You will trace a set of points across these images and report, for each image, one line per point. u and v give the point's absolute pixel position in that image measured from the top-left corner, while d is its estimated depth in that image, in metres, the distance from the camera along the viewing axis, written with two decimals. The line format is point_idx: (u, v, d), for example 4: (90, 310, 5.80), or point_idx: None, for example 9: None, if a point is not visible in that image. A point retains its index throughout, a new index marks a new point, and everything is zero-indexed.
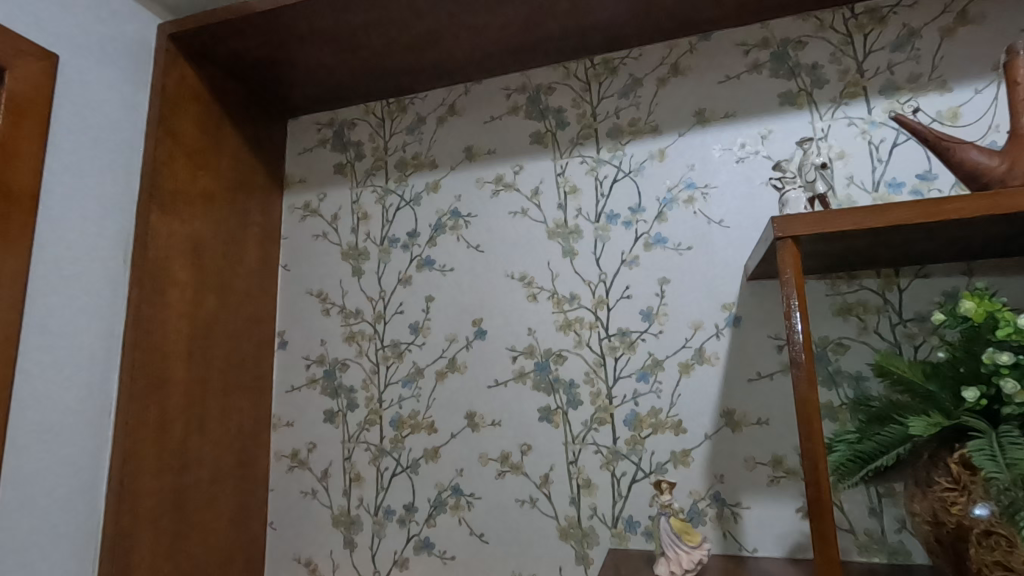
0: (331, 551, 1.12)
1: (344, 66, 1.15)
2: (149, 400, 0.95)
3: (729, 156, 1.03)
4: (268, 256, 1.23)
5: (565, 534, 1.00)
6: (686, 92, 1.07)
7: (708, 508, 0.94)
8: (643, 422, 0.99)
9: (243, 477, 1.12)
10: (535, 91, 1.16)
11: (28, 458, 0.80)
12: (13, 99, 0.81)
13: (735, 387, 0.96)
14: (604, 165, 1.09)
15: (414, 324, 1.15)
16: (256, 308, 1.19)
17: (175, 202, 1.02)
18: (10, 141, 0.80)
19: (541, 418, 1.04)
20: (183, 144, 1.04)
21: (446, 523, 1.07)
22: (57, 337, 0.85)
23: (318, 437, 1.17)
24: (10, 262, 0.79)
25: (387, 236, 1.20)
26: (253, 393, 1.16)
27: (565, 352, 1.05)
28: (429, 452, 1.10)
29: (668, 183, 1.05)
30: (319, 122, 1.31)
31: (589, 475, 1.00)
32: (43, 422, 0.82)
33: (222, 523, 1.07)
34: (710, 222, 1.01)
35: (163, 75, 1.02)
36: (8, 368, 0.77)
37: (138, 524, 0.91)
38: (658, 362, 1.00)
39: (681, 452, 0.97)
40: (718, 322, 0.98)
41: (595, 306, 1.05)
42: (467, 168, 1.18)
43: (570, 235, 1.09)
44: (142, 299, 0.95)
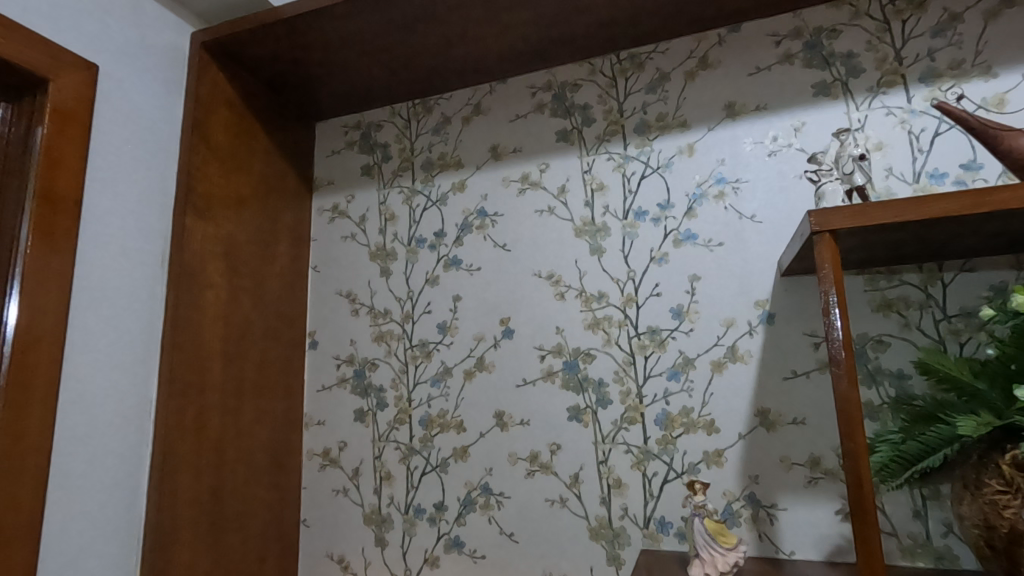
0: (362, 549, 1.14)
1: (371, 69, 1.17)
2: (188, 400, 0.97)
3: (760, 150, 1.00)
4: (298, 258, 1.26)
5: (596, 534, 0.99)
6: (715, 85, 1.05)
7: (743, 509, 0.92)
8: (674, 421, 0.98)
9: (277, 475, 1.14)
10: (561, 88, 1.16)
11: (74, 456, 0.83)
12: (57, 109, 0.83)
13: (770, 385, 0.94)
14: (631, 161, 1.08)
15: (441, 323, 1.16)
16: (287, 309, 1.21)
17: (210, 206, 1.04)
18: (55, 149, 0.82)
19: (570, 417, 1.03)
20: (216, 149, 1.07)
21: (476, 522, 1.07)
22: (100, 338, 0.88)
23: (348, 436, 1.18)
24: (56, 265, 0.81)
25: (414, 236, 1.21)
26: (286, 392, 1.18)
27: (594, 351, 1.04)
28: (457, 451, 1.10)
29: (697, 178, 1.03)
30: (346, 125, 1.33)
31: (620, 474, 0.99)
32: (87, 420, 0.85)
33: (258, 521, 1.09)
34: (741, 217, 0.99)
35: (197, 82, 1.05)
36: (55, 368, 0.80)
37: (179, 522, 0.93)
38: (689, 361, 0.98)
39: (714, 452, 0.95)
40: (751, 319, 0.96)
41: (624, 304, 1.04)
42: (493, 167, 1.18)
43: (597, 233, 1.08)
44: (180, 302, 0.97)
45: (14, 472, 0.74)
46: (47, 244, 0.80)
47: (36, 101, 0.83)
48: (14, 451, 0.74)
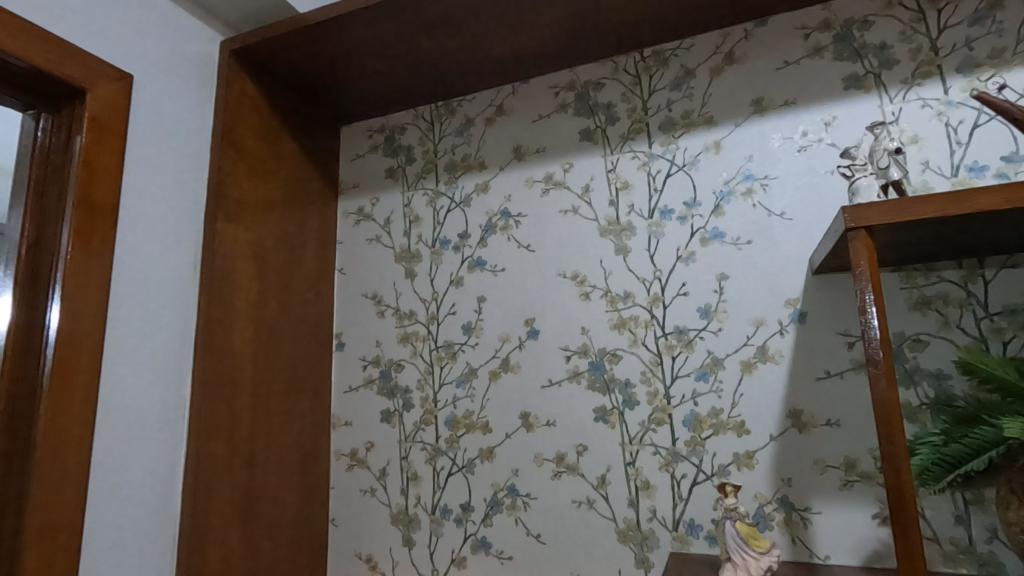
0: (390, 548, 1.15)
1: (395, 72, 1.18)
2: (220, 401, 0.99)
3: (790, 145, 0.98)
4: (325, 261, 1.27)
5: (624, 536, 0.98)
6: (742, 81, 1.03)
7: (775, 512, 0.90)
8: (703, 422, 0.96)
9: (306, 475, 1.16)
10: (584, 87, 1.15)
11: (113, 455, 0.85)
12: (94, 118, 0.86)
13: (802, 386, 0.92)
14: (656, 159, 1.07)
15: (466, 324, 1.16)
16: (315, 311, 1.23)
17: (240, 210, 1.06)
18: (93, 157, 0.85)
19: (596, 418, 1.03)
20: (245, 154, 1.09)
21: (503, 523, 1.07)
22: (136, 341, 0.90)
23: (375, 437, 1.20)
24: (94, 270, 0.84)
25: (439, 238, 1.22)
26: (314, 393, 1.20)
27: (620, 351, 1.03)
28: (483, 452, 1.10)
29: (725, 175, 1.02)
30: (370, 128, 1.34)
31: (648, 476, 0.98)
32: (125, 421, 0.87)
33: (288, 520, 1.10)
34: (771, 215, 0.97)
35: (226, 90, 1.07)
36: (95, 370, 0.82)
37: (213, 521, 0.95)
38: (718, 361, 0.97)
39: (745, 454, 0.93)
40: (782, 319, 0.94)
41: (650, 304, 1.03)
42: (516, 168, 1.18)
43: (622, 232, 1.07)
44: (212, 305, 0.99)
45: (58, 471, 0.77)
46: (87, 249, 0.83)
47: (75, 111, 0.86)
48: (57, 450, 0.77)
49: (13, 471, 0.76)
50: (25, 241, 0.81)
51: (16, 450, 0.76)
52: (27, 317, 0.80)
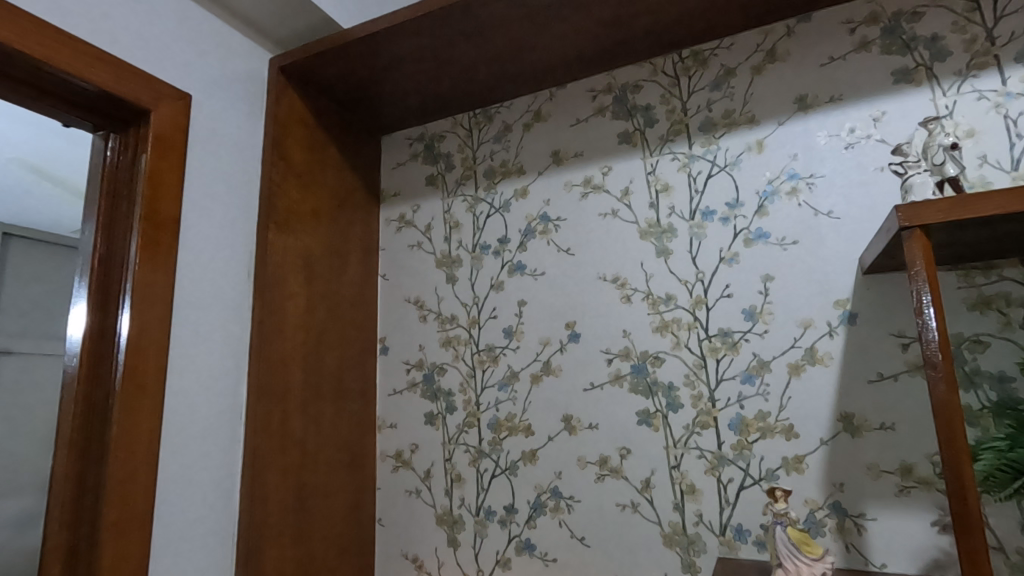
0: (435, 549, 1.17)
1: (435, 81, 1.20)
2: (274, 403, 1.03)
3: (836, 142, 0.96)
4: (369, 267, 1.31)
5: (670, 541, 0.97)
6: (785, 78, 1.02)
7: (827, 518, 0.88)
8: (750, 426, 0.95)
9: (354, 476, 1.20)
10: (621, 90, 1.15)
11: (178, 455, 0.89)
12: (158, 136, 0.91)
13: (854, 389, 0.90)
14: (697, 160, 1.06)
15: (507, 328, 1.17)
16: (360, 316, 1.26)
17: (289, 220, 1.11)
18: (157, 173, 0.90)
19: (640, 421, 1.02)
20: (293, 166, 1.13)
21: (547, 525, 1.07)
22: (197, 347, 0.95)
23: (420, 439, 1.22)
24: (160, 280, 0.88)
25: (478, 243, 1.24)
26: (360, 396, 1.24)
27: (663, 354, 1.03)
28: (526, 455, 1.11)
29: (768, 175, 1.00)
30: (410, 137, 1.38)
31: (693, 480, 0.97)
32: (189, 424, 0.92)
33: (337, 519, 1.14)
34: (817, 214, 0.96)
35: (276, 105, 1.12)
36: (161, 375, 0.87)
37: (269, 518, 0.99)
38: (764, 364, 0.95)
39: (794, 458, 0.91)
40: (831, 320, 0.92)
41: (693, 307, 1.02)
42: (555, 172, 1.19)
43: (663, 234, 1.07)
44: (265, 312, 1.04)
45: (130, 470, 0.81)
46: (153, 261, 0.88)
47: (141, 130, 0.91)
48: (129, 451, 0.81)
49: (90, 470, 0.81)
50: (98, 254, 0.87)
51: (93, 451, 0.81)
52: (102, 326, 0.85)
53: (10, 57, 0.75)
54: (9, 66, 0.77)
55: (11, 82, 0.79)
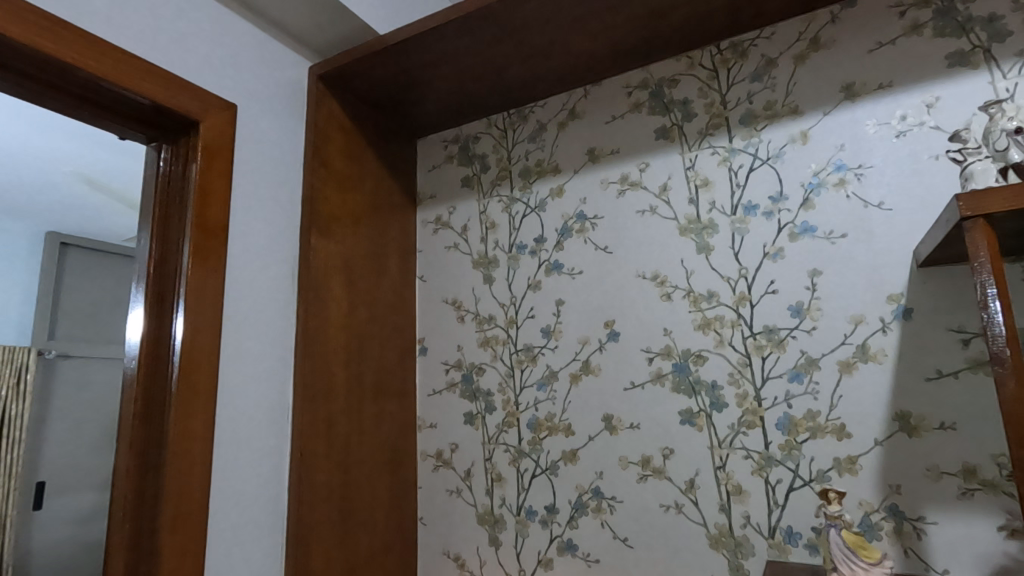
0: (477, 548, 1.17)
1: (470, 83, 1.21)
2: (319, 403, 1.05)
3: (886, 131, 0.93)
4: (407, 269, 1.33)
5: (716, 542, 0.95)
6: (831, 67, 0.98)
7: (884, 521, 0.85)
8: (799, 425, 0.92)
9: (396, 474, 1.21)
10: (658, 85, 1.14)
11: (231, 454, 0.92)
12: (207, 146, 0.94)
13: (909, 388, 0.86)
14: (738, 154, 1.04)
15: (545, 327, 1.17)
16: (399, 317, 1.28)
17: (331, 225, 1.13)
18: (207, 181, 0.93)
19: (682, 421, 1.01)
20: (333, 172, 1.16)
21: (589, 525, 1.06)
22: (246, 349, 0.97)
23: (460, 438, 1.23)
24: (211, 284, 0.91)
25: (515, 243, 1.24)
26: (400, 395, 1.25)
27: (705, 352, 1.01)
28: (567, 455, 1.11)
29: (814, 166, 0.97)
30: (445, 139, 1.40)
31: (740, 481, 0.95)
32: (239, 423, 0.94)
33: (381, 516, 1.16)
34: (867, 205, 0.92)
35: (316, 112, 1.15)
36: (213, 376, 0.90)
37: (316, 515, 1.02)
38: (813, 361, 0.93)
39: (847, 459, 0.88)
40: (884, 315, 0.89)
41: (736, 304, 1.00)
42: (591, 170, 1.18)
43: (703, 231, 1.05)
44: (309, 314, 1.06)
45: (186, 470, 0.84)
46: (204, 266, 0.90)
47: (190, 140, 0.94)
48: (185, 452, 0.84)
49: (148, 470, 0.84)
50: (153, 261, 0.90)
51: (151, 451, 0.84)
52: (157, 330, 0.88)
53: (70, 75, 0.78)
54: (69, 84, 0.80)
55: (71, 99, 0.82)
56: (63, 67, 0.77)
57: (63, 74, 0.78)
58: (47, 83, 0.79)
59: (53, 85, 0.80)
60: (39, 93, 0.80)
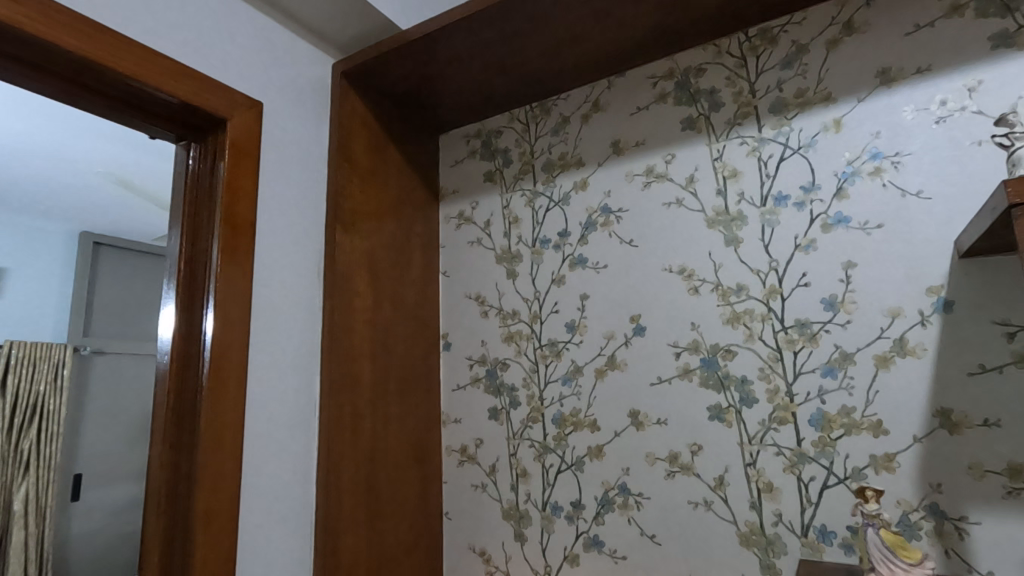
0: (503, 543, 1.17)
1: (493, 77, 1.20)
2: (345, 398, 1.06)
3: (925, 117, 0.89)
4: (430, 264, 1.34)
5: (747, 540, 0.93)
6: (865, 51, 0.95)
7: (923, 521, 0.82)
8: (833, 421, 0.90)
9: (422, 469, 1.22)
10: (684, 75, 1.12)
11: (260, 448, 0.93)
12: (235, 144, 0.95)
13: (951, 383, 0.83)
14: (768, 144, 1.01)
15: (570, 322, 1.16)
16: (423, 312, 1.29)
17: (355, 221, 1.14)
18: (235, 179, 0.94)
19: (711, 417, 0.99)
20: (357, 168, 1.17)
21: (615, 522, 1.05)
22: (275, 345, 0.98)
23: (484, 433, 1.23)
24: (240, 281, 0.92)
25: (538, 238, 1.23)
26: (425, 390, 1.26)
27: (735, 347, 0.99)
28: (592, 450, 1.10)
29: (847, 155, 0.94)
30: (467, 135, 1.40)
31: (771, 478, 0.93)
32: (268, 418, 0.95)
33: (407, 510, 1.16)
34: (905, 194, 0.89)
35: (340, 109, 1.15)
36: (243, 372, 0.91)
37: (343, 508, 1.02)
38: (848, 356, 0.90)
39: (884, 456, 0.86)
40: (923, 308, 0.86)
41: (766, 297, 0.97)
42: (615, 163, 1.16)
43: (732, 223, 1.02)
44: (335, 309, 1.07)
45: (218, 464, 0.85)
46: (232, 263, 0.91)
47: (218, 139, 0.95)
48: (217, 445, 0.85)
49: (181, 464, 0.85)
50: (183, 258, 0.92)
51: (184, 445, 0.86)
52: (188, 326, 0.90)
53: (101, 75, 0.80)
54: (101, 85, 0.82)
55: (102, 99, 0.84)
56: (96, 67, 0.78)
57: (95, 74, 0.79)
58: (80, 84, 0.81)
59: (85, 85, 0.81)
60: (73, 93, 0.81)
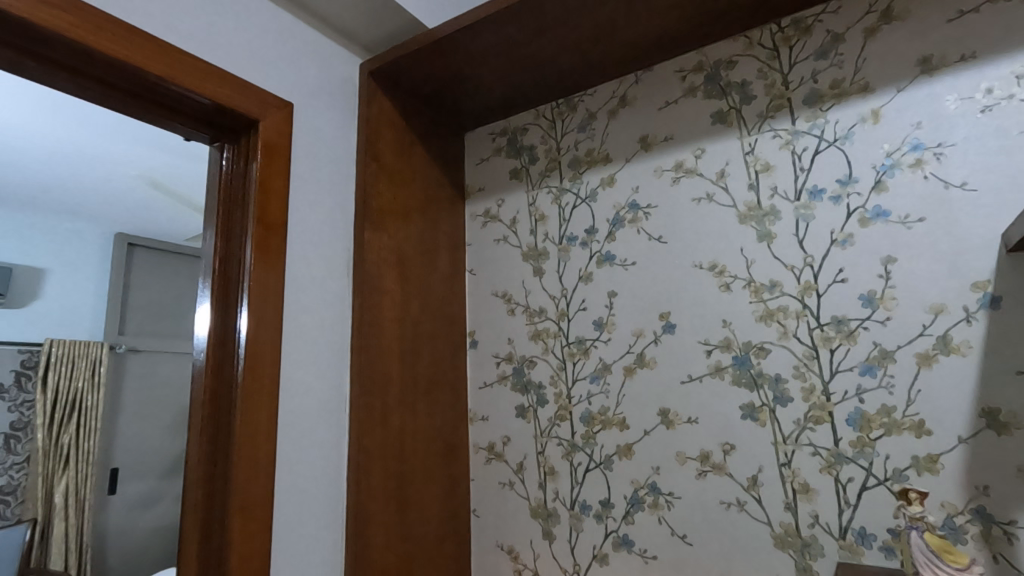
0: (531, 541, 1.17)
1: (519, 74, 1.20)
2: (375, 395, 1.07)
3: (969, 106, 0.86)
4: (457, 262, 1.34)
5: (782, 542, 0.91)
6: (904, 40, 0.92)
7: (969, 525, 0.79)
8: (872, 421, 0.87)
9: (449, 466, 1.23)
10: (714, 68, 1.10)
11: (293, 444, 0.94)
12: (267, 144, 0.96)
13: (999, 382, 0.80)
14: (802, 136, 0.99)
15: (598, 320, 1.15)
16: (450, 310, 1.29)
17: (384, 219, 1.15)
18: (267, 179, 0.95)
19: (744, 416, 0.97)
20: (385, 166, 1.17)
21: (645, 521, 1.04)
22: (307, 342, 1.00)
23: (512, 431, 1.23)
24: (273, 280, 0.94)
25: (566, 235, 1.22)
26: (452, 388, 1.26)
27: (768, 344, 0.96)
28: (621, 449, 1.09)
29: (886, 147, 0.92)
30: (493, 132, 1.40)
31: (807, 479, 0.91)
32: (300, 414, 0.97)
33: (436, 506, 1.17)
34: (948, 186, 0.86)
35: (367, 108, 1.16)
36: (276, 369, 0.92)
37: (373, 505, 1.03)
38: (887, 354, 0.87)
39: (926, 457, 0.83)
40: (969, 304, 0.83)
41: (801, 293, 0.95)
42: (643, 158, 1.15)
43: (765, 218, 1.00)
44: (364, 307, 1.08)
45: (253, 459, 0.86)
46: (265, 261, 0.93)
47: (251, 140, 0.97)
48: (251, 441, 0.86)
49: (218, 459, 0.87)
50: (218, 258, 0.93)
51: (220, 441, 0.87)
52: (223, 324, 0.91)
53: (139, 78, 0.81)
54: (139, 88, 0.84)
55: (140, 102, 0.86)
56: (133, 70, 0.80)
57: (133, 78, 0.81)
58: (118, 88, 0.83)
59: (123, 88, 0.83)
60: (111, 97, 0.83)
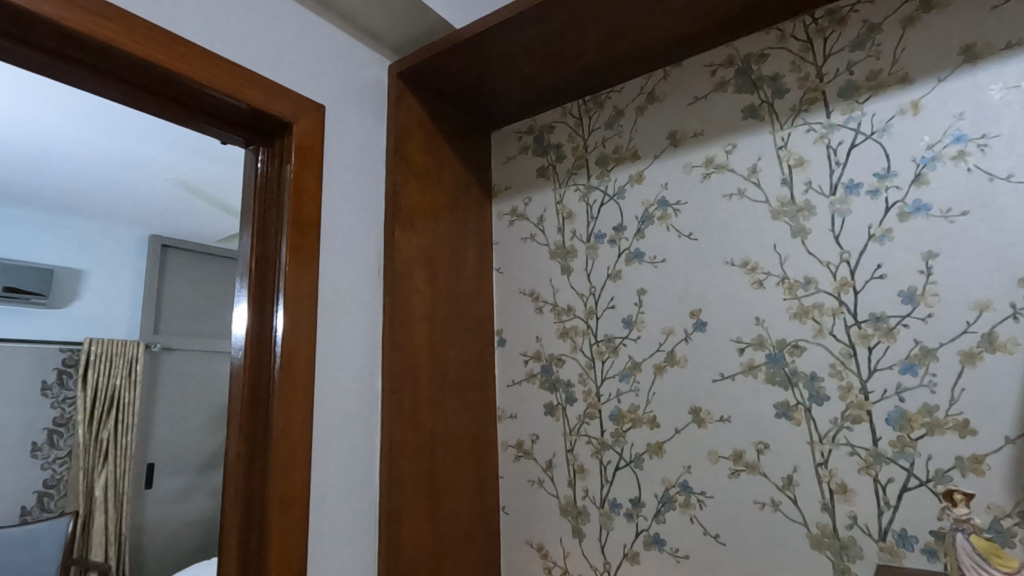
0: (561, 538, 1.17)
1: (546, 72, 1.20)
2: (406, 393, 1.08)
3: (1015, 96, 0.83)
4: (484, 261, 1.35)
5: (819, 543, 0.90)
6: (946, 28, 0.89)
7: (1018, 528, 0.76)
8: (913, 421, 0.85)
9: (478, 463, 1.23)
10: (744, 61, 1.08)
11: (328, 441, 0.96)
12: (299, 146, 0.98)
13: None
14: (837, 130, 0.97)
15: (627, 318, 1.15)
16: (478, 308, 1.30)
17: (413, 219, 1.16)
18: (301, 181, 0.97)
19: (778, 414, 0.96)
20: (413, 167, 1.19)
21: (676, 520, 1.04)
22: (340, 341, 1.01)
23: (541, 429, 1.23)
24: (307, 279, 0.96)
25: (593, 232, 1.22)
26: (480, 386, 1.27)
27: (803, 343, 0.95)
28: (652, 448, 1.08)
29: (927, 139, 0.89)
30: (519, 131, 1.40)
31: (845, 479, 0.89)
32: (334, 412, 0.98)
33: (465, 502, 1.18)
34: (993, 179, 0.83)
35: (396, 110, 1.17)
36: (311, 367, 0.94)
37: (405, 502, 1.04)
38: (929, 351, 0.85)
39: (971, 457, 0.81)
40: (1015, 301, 0.80)
41: (837, 290, 0.93)
42: (673, 154, 1.14)
43: (799, 213, 0.99)
44: (394, 306, 1.09)
45: (290, 454, 0.88)
46: (299, 262, 0.95)
47: (284, 142, 0.99)
48: (288, 437, 0.88)
49: (257, 453, 0.89)
50: (254, 258, 0.95)
51: (258, 436, 0.89)
52: (260, 323, 0.93)
53: (178, 84, 0.84)
54: (177, 92, 0.86)
55: (178, 106, 0.88)
56: (172, 76, 0.82)
57: (172, 83, 0.84)
58: (158, 93, 0.85)
59: (162, 93, 0.86)
60: (151, 102, 0.86)
